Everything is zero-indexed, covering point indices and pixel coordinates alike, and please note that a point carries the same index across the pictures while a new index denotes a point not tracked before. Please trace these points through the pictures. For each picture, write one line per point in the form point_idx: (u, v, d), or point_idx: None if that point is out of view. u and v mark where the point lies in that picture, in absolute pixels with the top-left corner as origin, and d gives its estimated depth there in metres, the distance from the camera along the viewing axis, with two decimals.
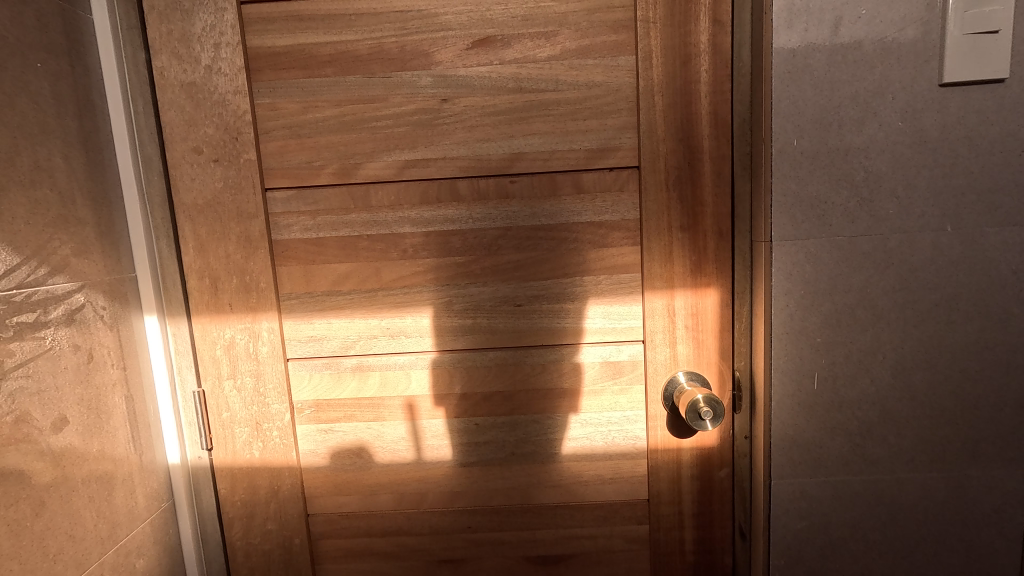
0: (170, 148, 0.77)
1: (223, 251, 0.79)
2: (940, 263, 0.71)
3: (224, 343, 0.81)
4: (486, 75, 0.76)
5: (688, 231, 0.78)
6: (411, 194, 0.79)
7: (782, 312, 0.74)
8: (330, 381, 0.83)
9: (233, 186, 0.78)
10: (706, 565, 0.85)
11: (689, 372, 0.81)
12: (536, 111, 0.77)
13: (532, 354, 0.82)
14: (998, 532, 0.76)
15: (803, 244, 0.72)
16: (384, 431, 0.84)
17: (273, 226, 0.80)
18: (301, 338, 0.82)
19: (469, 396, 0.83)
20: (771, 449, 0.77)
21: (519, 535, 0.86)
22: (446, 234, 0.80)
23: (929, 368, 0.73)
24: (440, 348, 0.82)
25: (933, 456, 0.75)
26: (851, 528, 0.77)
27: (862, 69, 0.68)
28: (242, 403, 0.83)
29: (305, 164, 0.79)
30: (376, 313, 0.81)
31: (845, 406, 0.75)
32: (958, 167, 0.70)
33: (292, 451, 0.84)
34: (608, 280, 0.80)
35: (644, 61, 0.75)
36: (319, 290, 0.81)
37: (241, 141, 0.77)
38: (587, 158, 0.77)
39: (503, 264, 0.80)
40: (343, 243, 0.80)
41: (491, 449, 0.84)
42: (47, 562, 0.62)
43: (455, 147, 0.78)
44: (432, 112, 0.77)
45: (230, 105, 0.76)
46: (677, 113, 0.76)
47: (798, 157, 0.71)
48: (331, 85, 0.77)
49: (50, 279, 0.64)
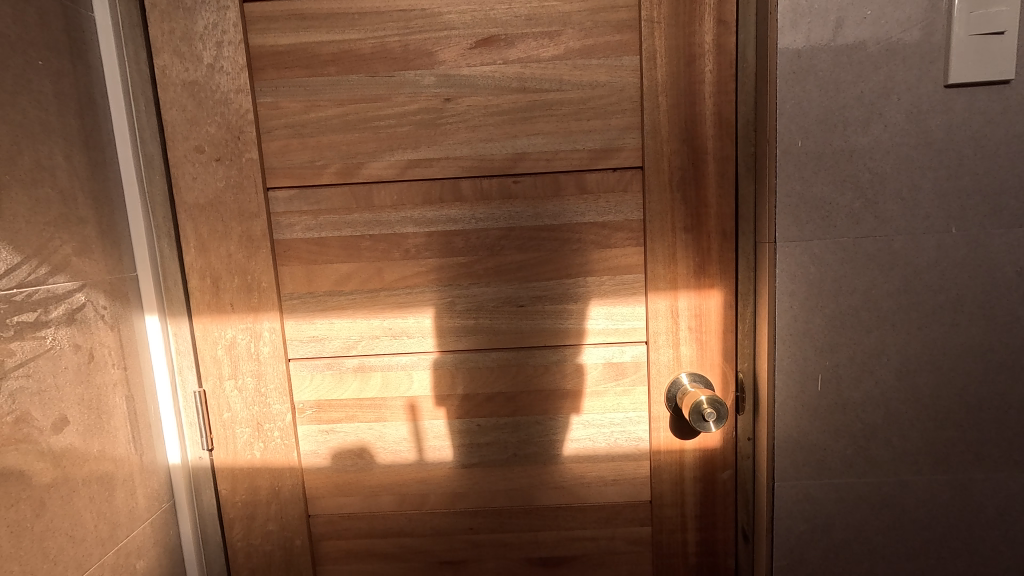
0: (172, 147, 0.77)
1: (225, 250, 0.79)
2: (945, 264, 0.71)
3: (226, 343, 0.81)
4: (489, 75, 0.76)
5: (692, 232, 0.77)
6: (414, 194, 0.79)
7: (786, 314, 0.73)
8: (332, 381, 0.83)
9: (235, 185, 0.78)
10: (708, 568, 0.85)
11: (692, 373, 0.81)
12: (540, 111, 0.76)
13: (534, 355, 0.82)
14: (1002, 535, 0.76)
15: (807, 246, 0.72)
16: (386, 432, 0.83)
17: (274, 226, 0.80)
18: (302, 338, 0.82)
19: (471, 397, 0.83)
20: (774, 451, 0.76)
21: (521, 536, 0.85)
22: (448, 234, 0.79)
23: (933, 370, 0.73)
24: (442, 348, 0.82)
25: (937, 459, 0.75)
26: (855, 530, 0.77)
27: (867, 69, 0.68)
28: (243, 404, 0.82)
29: (307, 164, 0.78)
30: (378, 313, 0.81)
31: (849, 408, 0.75)
32: (963, 168, 0.69)
33: (293, 452, 0.83)
34: (611, 281, 0.80)
35: (648, 61, 0.75)
36: (321, 290, 0.81)
37: (243, 140, 0.77)
38: (591, 159, 0.77)
39: (505, 265, 0.79)
40: (345, 243, 0.80)
41: (493, 450, 0.84)
42: (47, 563, 0.62)
43: (457, 147, 0.77)
44: (435, 112, 0.77)
45: (233, 104, 0.76)
46: (681, 114, 0.75)
47: (803, 158, 0.70)
48: (333, 84, 0.77)
49: (51, 278, 0.64)
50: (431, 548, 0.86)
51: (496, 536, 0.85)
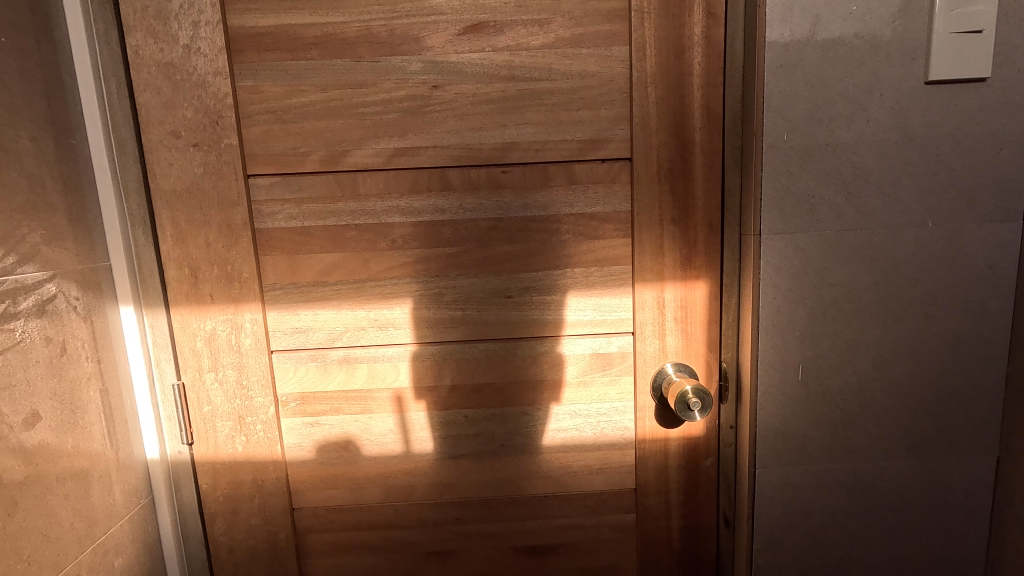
0: (146, 131, 0.74)
1: (204, 239, 0.76)
2: (922, 258, 0.73)
3: (205, 335, 0.79)
4: (478, 62, 0.75)
5: (679, 224, 0.78)
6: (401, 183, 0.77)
7: (770, 305, 0.75)
8: (316, 374, 0.81)
9: (214, 172, 0.75)
10: (691, 553, 0.87)
11: (677, 363, 0.82)
12: (528, 101, 0.75)
13: (522, 347, 0.82)
14: (968, 516, 0.79)
15: (791, 238, 0.73)
16: (372, 424, 0.83)
17: (256, 214, 0.78)
18: (286, 329, 0.80)
19: (458, 388, 0.82)
20: (757, 440, 0.78)
21: (508, 526, 0.86)
22: (435, 224, 0.78)
23: (909, 360, 0.75)
24: (429, 339, 0.81)
25: (910, 445, 0.77)
26: (832, 514, 0.79)
27: (851, 65, 0.69)
28: (224, 397, 0.80)
29: (290, 151, 0.76)
30: (364, 305, 0.80)
31: (829, 397, 0.77)
32: (941, 164, 0.71)
33: (277, 445, 0.82)
34: (598, 273, 0.80)
35: (638, 52, 0.74)
36: (305, 281, 0.79)
37: (222, 126, 0.74)
38: (580, 149, 0.77)
39: (493, 255, 0.79)
40: (329, 232, 0.78)
41: (481, 441, 0.84)
42: (21, 563, 0.60)
43: (445, 135, 0.76)
44: (422, 100, 0.75)
45: (211, 87, 0.73)
46: (670, 106, 0.75)
47: (788, 152, 0.71)
48: (317, 69, 0.74)
49: (19, 269, 0.61)
50: (418, 539, 0.86)
51: (483, 526, 0.86)
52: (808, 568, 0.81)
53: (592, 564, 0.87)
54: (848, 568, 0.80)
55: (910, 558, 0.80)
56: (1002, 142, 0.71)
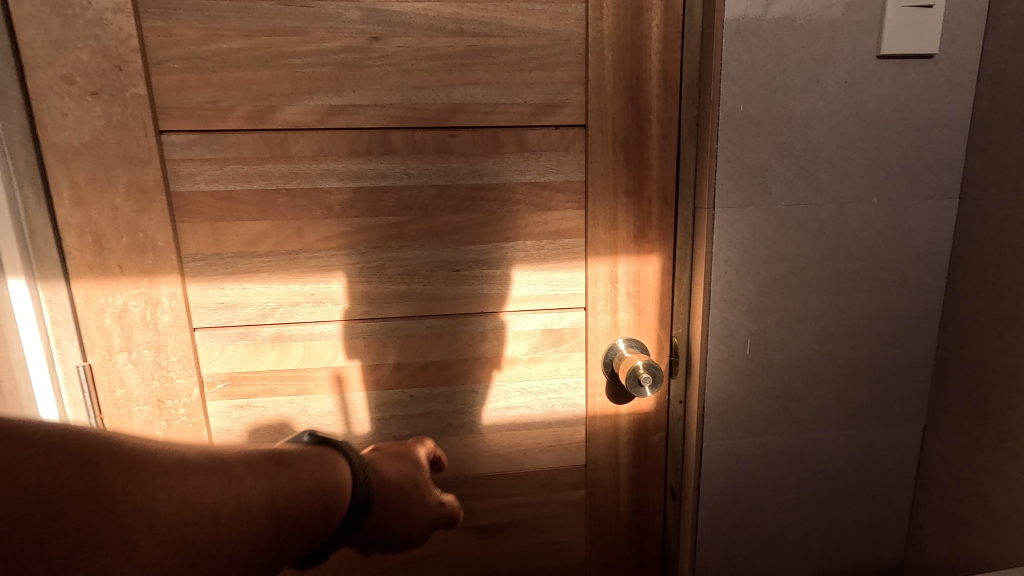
0: (31, 74, 0.63)
1: (108, 203, 0.67)
2: (866, 234, 0.74)
3: (115, 310, 0.70)
4: (423, 13, 0.68)
5: (633, 195, 0.76)
6: (337, 145, 0.71)
7: (721, 280, 0.74)
8: (246, 352, 0.75)
9: (119, 126, 0.66)
10: (638, 526, 0.88)
11: (628, 339, 0.81)
12: (478, 59, 0.70)
13: (470, 323, 0.78)
14: (895, 481, 0.84)
15: (744, 212, 0.72)
16: (309, 406, 0.77)
17: (171, 176, 0.69)
18: (210, 304, 0.73)
19: (403, 367, 0.78)
20: (704, 414, 0.78)
21: (456, 506, 0.83)
22: (375, 192, 0.72)
23: (849, 334, 0.77)
24: (370, 315, 0.76)
25: (847, 415, 0.80)
26: (774, 484, 0.81)
27: (808, 34, 0.68)
28: (140, 379, 0.73)
29: (209, 104, 0.68)
30: (298, 278, 0.73)
31: (774, 371, 0.78)
32: (888, 140, 0.72)
33: (203, 430, 0.75)
34: (550, 246, 0.77)
35: (594, 11, 0.70)
36: (230, 252, 0.72)
37: (126, 72, 0.65)
38: (532, 114, 0.72)
39: (440, 226, 0.74)
40: (258, 198, 0.71)
41: (427, 421, 0.80)
42: None
43: (387, 93, 0.70)
44: (361, 52, 0.68)
45: (111, 26, 0.63)
46: (626, 70, 0.72)
47: (744, 123, 0.70)
48: (238, 11, 0.66)
49: None
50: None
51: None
52: (749, 536, 0.83)
53: (541, 540, 0.87)
54: (786, 534, 0.83)
55: (842, 522, 0.84)
56: (944, 120, 0.72)
